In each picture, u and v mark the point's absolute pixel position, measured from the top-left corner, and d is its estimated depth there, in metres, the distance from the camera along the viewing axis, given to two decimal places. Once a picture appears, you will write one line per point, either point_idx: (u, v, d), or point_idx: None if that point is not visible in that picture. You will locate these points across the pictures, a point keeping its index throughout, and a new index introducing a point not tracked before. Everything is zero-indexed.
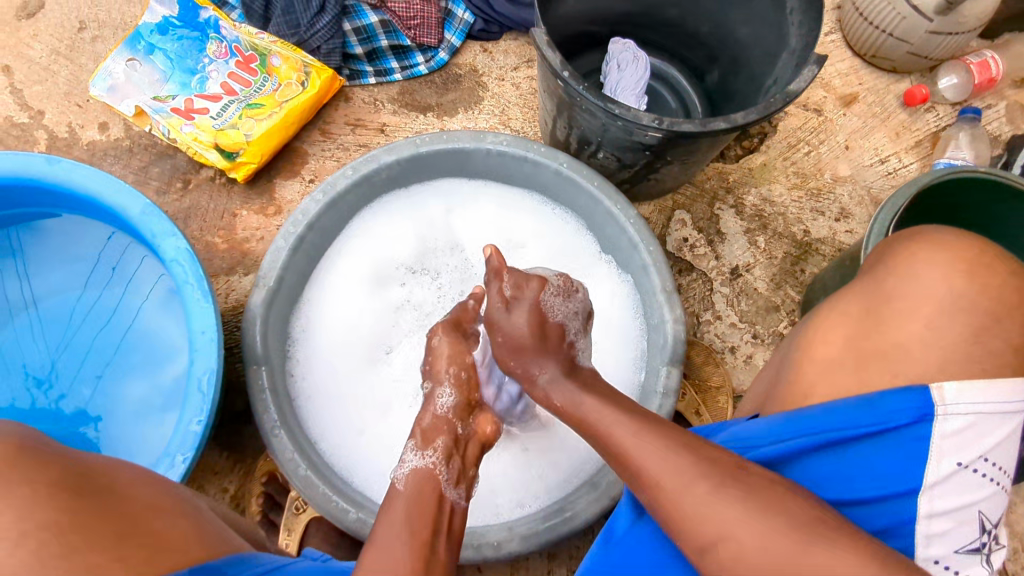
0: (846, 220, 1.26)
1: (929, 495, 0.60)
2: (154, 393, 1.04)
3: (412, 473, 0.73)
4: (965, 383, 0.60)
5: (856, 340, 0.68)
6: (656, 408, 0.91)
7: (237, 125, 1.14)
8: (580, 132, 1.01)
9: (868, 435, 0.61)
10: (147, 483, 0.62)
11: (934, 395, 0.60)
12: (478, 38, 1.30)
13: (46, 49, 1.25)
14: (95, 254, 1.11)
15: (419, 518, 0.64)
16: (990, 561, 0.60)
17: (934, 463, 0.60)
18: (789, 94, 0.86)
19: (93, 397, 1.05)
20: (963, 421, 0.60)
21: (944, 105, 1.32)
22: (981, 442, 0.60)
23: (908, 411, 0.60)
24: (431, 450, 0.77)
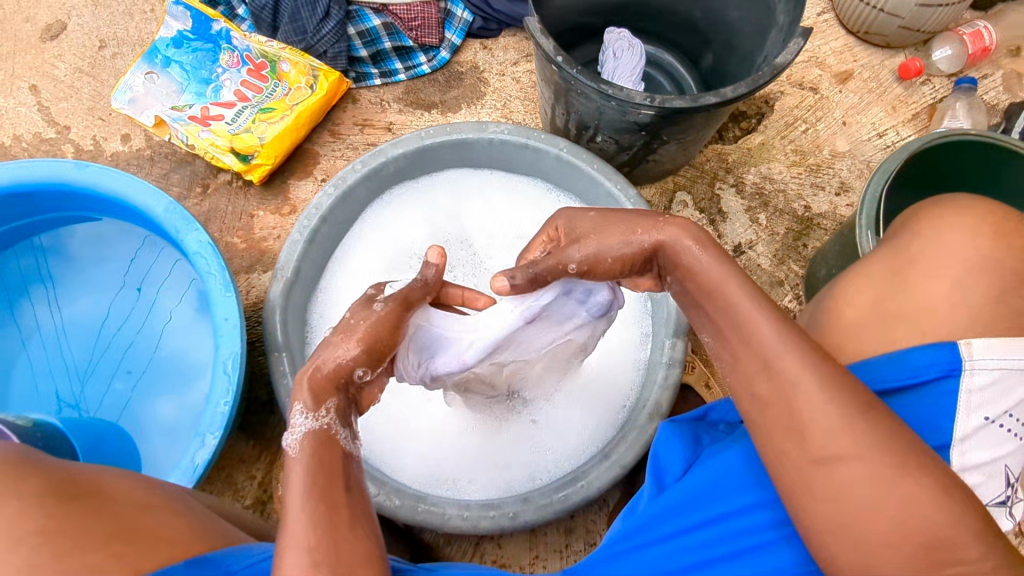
0: (846, 194, 1.28)
1: (960, 450, 0.59)
2: (187, 382, 1.10)
3: (310, 435, 0.58)
4: (990, 339, 0.60)
5: (882, 301, 0.67)
6: (663, 378, 0.94)
7: (250, 129, 1.20)
8: (578, 117, 1.04)
9: (896, 393, 0.60)
10: (136, 485, 0.63)
11: (962, 350, 0.59)
12: (478, 36, 1.35)
13: (70, 68, 1.31)
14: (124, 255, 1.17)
15: (329, 494, 0.54)
16: (1011, 513, 0.62)
17: (963, 418, 0.59)
18: (776, 66, 0.88)
19: (127, 390, 1.11)
20: (991, 376, 0.59)
21: (940, 77, 1.34)
22: (1010, 395, 0.60)
23: (938, 366, 0.59)
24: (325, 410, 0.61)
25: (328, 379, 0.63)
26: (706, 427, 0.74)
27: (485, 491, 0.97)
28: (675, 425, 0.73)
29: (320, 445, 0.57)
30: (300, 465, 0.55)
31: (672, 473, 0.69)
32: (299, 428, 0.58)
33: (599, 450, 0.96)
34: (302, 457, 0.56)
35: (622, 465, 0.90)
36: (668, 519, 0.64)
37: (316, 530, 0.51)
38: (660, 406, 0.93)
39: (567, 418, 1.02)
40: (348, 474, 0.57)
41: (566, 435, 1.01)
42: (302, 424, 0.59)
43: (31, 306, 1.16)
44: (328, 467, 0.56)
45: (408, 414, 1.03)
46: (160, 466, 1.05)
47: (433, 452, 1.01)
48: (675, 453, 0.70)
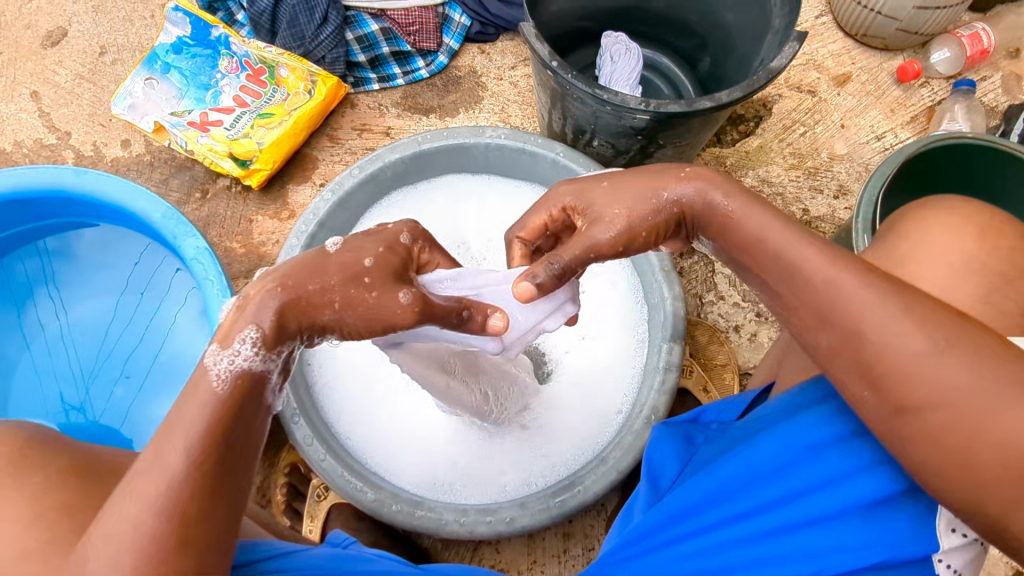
0: (845, 197, 1.28)
1: None
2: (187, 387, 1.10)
3: (243, 374, 0.51)
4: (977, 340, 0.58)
5: None
6: (660, 383, 0.94)
7: (249, 134, 1.20)
8: (574, 121, 1.04)
9: None
10: None
11: None
12: (476, 41, 1.35)
13: (70, 74, 1.32)
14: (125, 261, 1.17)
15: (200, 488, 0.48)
16: None
17: None
18: (771, 70, 0.88)
19: (128, 395, 1.11)
20: None
21: (938, 79, 1.34)
22: None
23: None
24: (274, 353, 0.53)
25: (297, 322, 0.54)
26: (699, 428, 0.74)
27: (480, 494, 0.98)
28: (670, 428, 0.73)
29: (245, 388, 0.51)
30: (215, 408, 0.49)
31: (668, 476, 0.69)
32: (230, 354, 0.51)
33: (595, 455, 0.97)
34: (217, 401, 0.50)
35: (618, 470, 0.90)
36: (671, 525, 0.63)
37: (199, 503, 0.47)
38: (657, 410, 0.93)
39: (563, 424, 1.03)
40: (257, 442, 0.53)
41: (562, 440, 1.01)
42: (243, 359, 0.51)
43: (32, 313, 1.16)
44: (240, 425, 0.51)
45: (405, 421, 1.04)
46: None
47: (429, 457, 1.01)
48: (670, 457, 0.70)
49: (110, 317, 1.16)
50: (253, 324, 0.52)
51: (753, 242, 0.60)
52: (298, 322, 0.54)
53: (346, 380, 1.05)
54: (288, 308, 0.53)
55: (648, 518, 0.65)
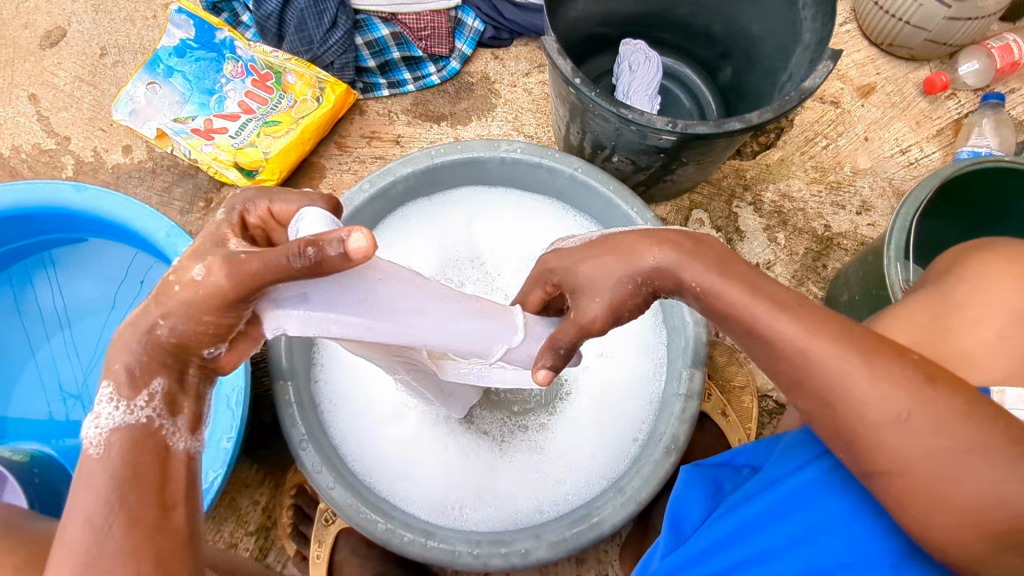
0: (867, 213, 1.24)
1: None
2: None
3: (119, 431, 0.52)
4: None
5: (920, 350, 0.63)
6: (680, 411, 0.91)
7: (255, 143, 1.16)
8: (593, 136, 1.00)
9: None
10: None
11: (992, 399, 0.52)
12: (489, 46, 1.31)
13: (70, 76, 1.28)
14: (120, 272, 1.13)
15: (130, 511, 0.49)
16: None
17: None
18: (804, 90, 0.85)
19: None
20: None
21: (965, 91, 1.30)
22: None
23: None
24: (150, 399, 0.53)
25: (157, 352, 0.53)
26: (728, 472, 0.70)
27: (492, 520, 0.94)
28: (699, 470, 0.69)
29: (134, 445, 0.52)
30: (108, 467, 0.51)
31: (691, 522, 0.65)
32: (98, 420, 0.51)
33: (612, 483, 0.93)
34: (103, 465, 0.50)
35: (637, 502, 0.87)
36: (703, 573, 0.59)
37: (103, 555, 0.47)
38: (677, 439, 0.90)
39: (578, 447, 0.99)
40: (166, 487, 0.52)
41: (577, 465, 0.97)
42: (109, 417, 0.52)
43: (30, 328, 1.12)
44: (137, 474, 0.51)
45: (413, 442, 0.99)
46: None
47: (438, 479, 0.97)
48: (695, 502, 0.66)
49: (107, 330, 1.12)
50: (145, 378, 0.53)
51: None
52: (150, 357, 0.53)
53: (355, 399, 1.01)
54: (139, 347, 0.52)
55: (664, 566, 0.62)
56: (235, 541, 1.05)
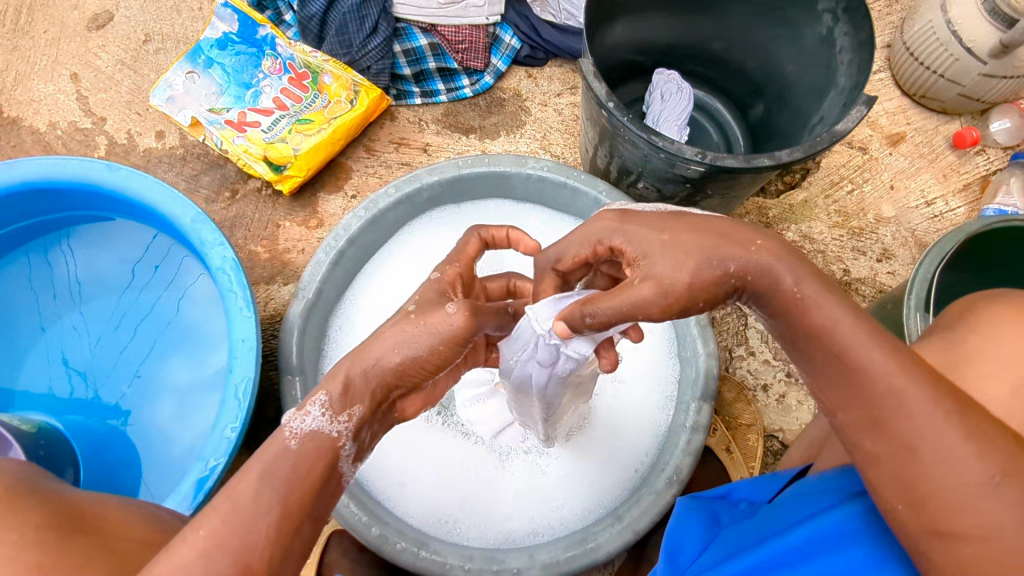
0: (888, 261, 1.23)
1: None
2: (192, 382, 1.07)
3: (314, 434, 0.54)
4: None
5: None
6: (685, 443, 0.90)
7: (286, 139, 1.18)
8: (621, 161, 1.01)
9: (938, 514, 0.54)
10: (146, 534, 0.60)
11: None
12: (524, 64, 1.33)
13: (113, 60, 1.31)
14: (139, 254, 1.14)
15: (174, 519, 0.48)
16: None
17: None
18: (835, 133, 0.85)
19: (130, 393, 1.08)
20: None
21: (995, 148, 1.30)
22: None
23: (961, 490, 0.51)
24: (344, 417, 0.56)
25: (364, 379, 0.58)
26: (726, 505, 0.70)
27: (484, 538, 0.93)
28: (696, 502, 0.70)
29: (315, 451, 0.53)
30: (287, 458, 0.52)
31: (686, 555, 0.65)
32: (305, 415, 0.55)
33: (611, 510, 0.92)
34: None
35: (634, 532, 0.86)
36: None
37: None
38: (679, 471, 0.89)
39: (576, 471, 0.97)
40: (315, 496, 0.52)
41: (572, 490, 0.96)
42: (313, 420, 0.55)
43: (47, 303, 1.13)
44: (297, 472, 0.51)
45: (419, 449, 0.99)
46: (165, 477, 1.02)
47: (439, 490, 0.96)
48: (693, 534, 0.66)
49: (120, 307, 1.13)
50: (323, 390, 0.57)
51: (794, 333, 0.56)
52: (363, 380, 0.58)
53: None
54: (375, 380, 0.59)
55: None
56: None
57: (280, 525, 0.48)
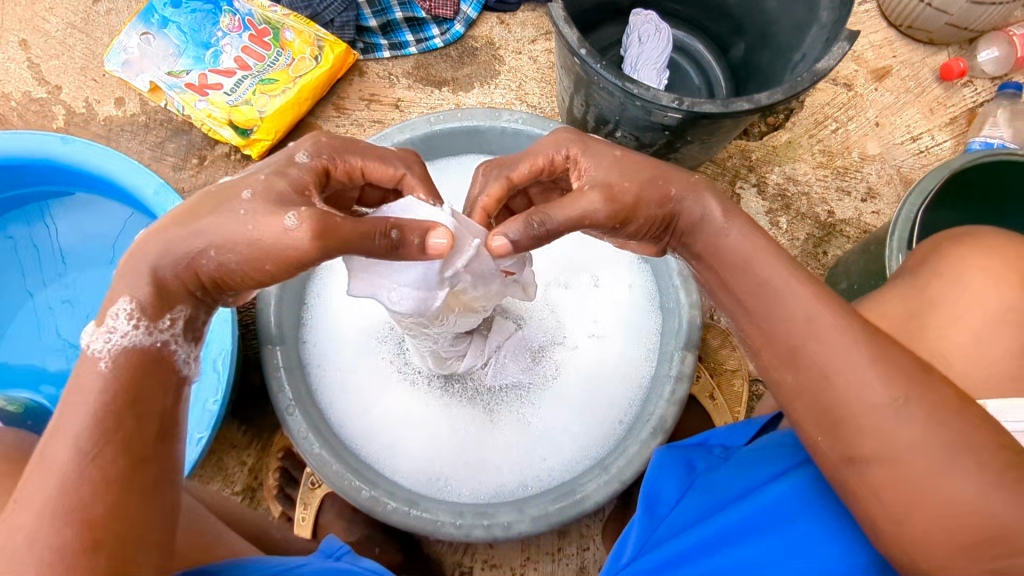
0: (873, 200, 1.22)
1: None
2: None
3: (129, 349, 0.55)
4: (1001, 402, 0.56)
5: None
6: (669, 393, 0.90)
7: (250, 101, 1.13)
8: (597, 110, 0.98)
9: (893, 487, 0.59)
10: None
11: None
12: (495, 9, 1.27)
13: (62, 23, 1.24)
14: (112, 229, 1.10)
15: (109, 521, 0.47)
16: None
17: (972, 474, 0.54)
18: (816, 72, 0.82)
19: None
20: None
21: (983, 79, 1.26)
22: None
23: None
24: (149, 322, 0.56)
25: (177, 279, 0.58)
26: (701, 452, 0.69)
27: (474, 493, 0.94)
28: (671, 451, 0.68)
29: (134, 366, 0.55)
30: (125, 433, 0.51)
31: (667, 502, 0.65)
32: (106, 332, 0.54)
33: (598, 460, 0.93)
34: None
35: (621, 481, 0.87)
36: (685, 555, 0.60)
37: None
38: (665, 421, 0.89)
39: (561, 423, 0.98)
40: (162, 422, 0.54)
41: (559, 444, 0.97)
42: (123, 335, 0.55)
43: (19, 280, 1.10)
44: (129, 403, 0.53)
45: (405, 412, 0.99)
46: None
47: (427, 450, 0.96)
48: (669, 484, 0.66)
49: (95, 287, 1.09)
50: (126, 297, 0.56)
51: (767, 292, 0.56)
52: (176, 277, 0.58)
53: (345, 364, 1.00)
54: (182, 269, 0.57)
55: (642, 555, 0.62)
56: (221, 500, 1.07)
57: None
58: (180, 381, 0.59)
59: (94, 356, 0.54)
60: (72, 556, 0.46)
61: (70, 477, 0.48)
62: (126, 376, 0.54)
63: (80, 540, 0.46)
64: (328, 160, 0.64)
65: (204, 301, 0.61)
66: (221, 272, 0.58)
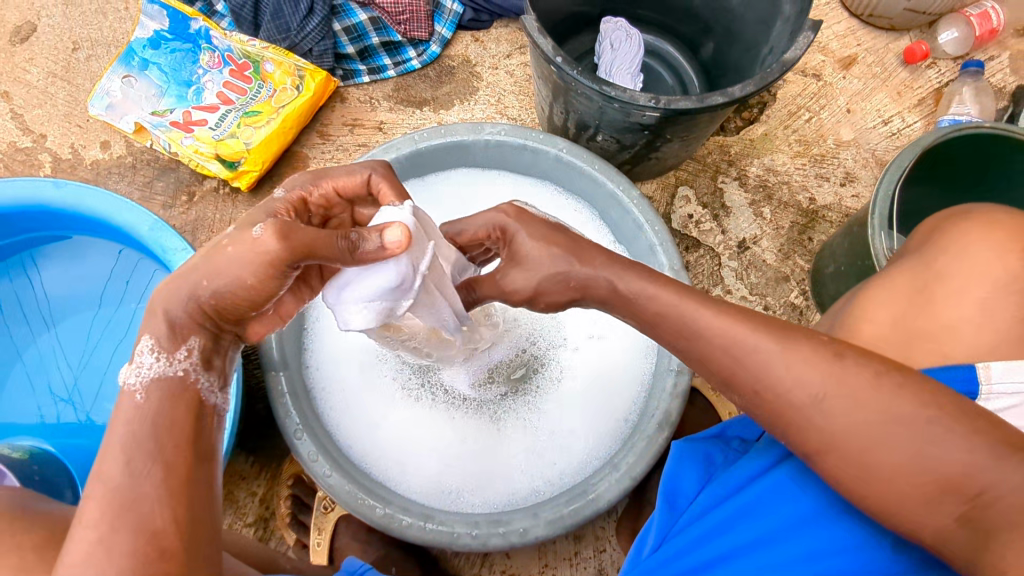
0: (851, 184, 1.25)
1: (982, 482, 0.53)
2: None
3: (159, 381, 0.54)
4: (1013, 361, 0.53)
5: (904, 321, 0.63)
6: (672, 386, 0.92)
7: (236, 134, 1.15)
8: (577, 117, 1.00)
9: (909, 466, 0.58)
10: None
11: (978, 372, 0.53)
12: (468, 28, 1.30)
13: (43, 72, 1.26)
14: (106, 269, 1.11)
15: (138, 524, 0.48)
16: None
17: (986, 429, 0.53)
18: (784, 63, 0.84)
19: None
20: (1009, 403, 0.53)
21: (946, 60, 1.30)
22: None
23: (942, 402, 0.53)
24: (178, 356, 0.55)
25: (187, 313, 0.56)
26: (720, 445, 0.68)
27: (489, 502, 0.94)
28: (690, 443, 0.67)
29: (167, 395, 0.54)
30: (145, 420, 0.52)
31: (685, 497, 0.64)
32: (136, 365, 0.54)
33: (608, 459, 0.94)
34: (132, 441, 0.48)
35: (631, 477, 0.87)
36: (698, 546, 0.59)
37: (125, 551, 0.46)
38: (670, 414, 0.90)
39: (569, 426, 0.99)
40: (197, 439, 0.54)
41: (567, 447, 0.97)
42: (151, 368, 0.54)
43: (21, 328, 1.10)
44: (169, 425, 0.52)
45: (412, 430, 0.99)
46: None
47: (438, 464, 0.97)
48: (688, 477, 0.65)
49: (95, 328, 1.10)
50: (146, 334, 0.55)
51: None
52: (186, 314, 0.56)
53: (349, 385, 1.01)
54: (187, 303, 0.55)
55: (658, 551, 0.62)
56: (234, 533, 1.06)
57: (167, 484, 0.49)
58: (211, 410, 0.56)
59: (128, 390, 0.53)
60: (141, 564, 0.47)
61: (124, 491, 0.48)
62: (169, 411, 0.53)
63: (144, 552, 0.47)
64: (302, 191, 0.65)
65: (217, 332, 0.59)
66: (220, 300, 0.56)
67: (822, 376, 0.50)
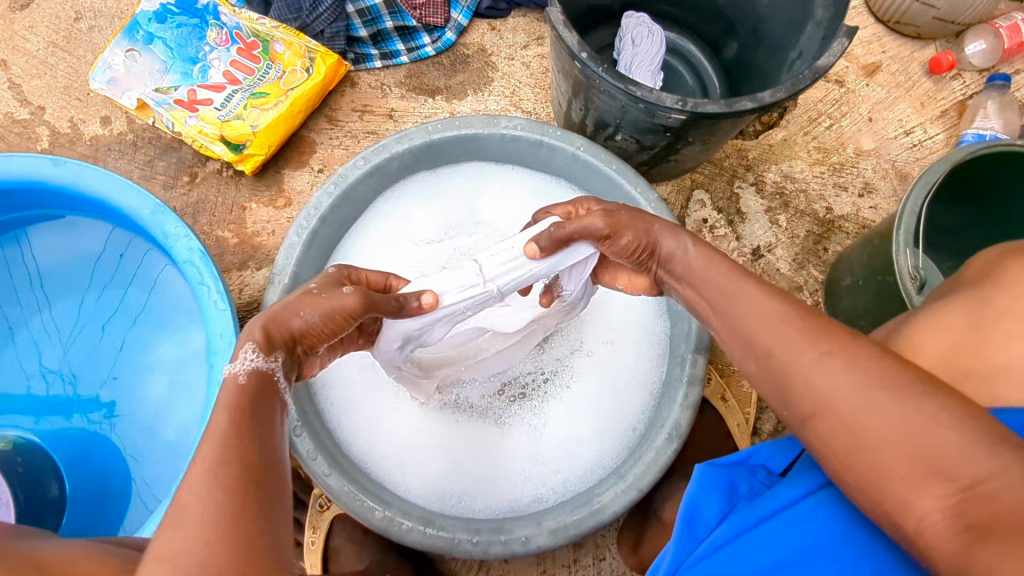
0: (870, 195, 1.22)
1: None
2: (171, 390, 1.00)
3: (254, 372, 0.57)
4: None
5: None
6: (683, 397, 0.89)
7: (242, 116, 1.11)
8: (597, 114, 0.97)
9: None
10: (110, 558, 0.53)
11: None
12: (485, 16, 1.26)
13: (43, 42, 1.21)
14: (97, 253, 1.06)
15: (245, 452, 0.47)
16: None
17: None
18: (817, 69, 0.81)
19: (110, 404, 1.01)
20: None
21: (971, 72, 1.28)
22: None
23: None
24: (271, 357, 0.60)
25: (282, 330, 0.64)
26: (745, 475, 0.66)
27: (491, 508, 0.92)
28: (714, 470, 0.66)
29: (260, 384, 0.56)
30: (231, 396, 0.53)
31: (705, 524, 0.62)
32: (243, 360, 0.58)
33: (615, 469, 0.91)
34: None
35: (637, 489, 0.85)
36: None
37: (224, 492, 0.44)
38: (680, 426, 0.88)
39: (577, 434, 0.96)
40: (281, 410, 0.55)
41: (574, 456, 0.95)
42: (250, 360, 0.58)
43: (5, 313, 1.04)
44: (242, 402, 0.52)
45: (416, 430, 0.96)
46: (160, 479, 0.95)
47: (440, 467, 0.94)
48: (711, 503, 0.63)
49: (86, 315, 1.05)
50: (248, 340, 0.60)
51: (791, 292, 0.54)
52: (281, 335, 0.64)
53: (352, 382, 0.98)
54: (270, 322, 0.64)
55: None
56: None
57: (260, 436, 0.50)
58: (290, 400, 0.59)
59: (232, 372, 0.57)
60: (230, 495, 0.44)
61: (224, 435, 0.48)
62: (233, 396, 0.53)
63: (242, 475, 0.45)
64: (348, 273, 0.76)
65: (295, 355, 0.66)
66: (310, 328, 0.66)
67: (849, 385, 0.46)
